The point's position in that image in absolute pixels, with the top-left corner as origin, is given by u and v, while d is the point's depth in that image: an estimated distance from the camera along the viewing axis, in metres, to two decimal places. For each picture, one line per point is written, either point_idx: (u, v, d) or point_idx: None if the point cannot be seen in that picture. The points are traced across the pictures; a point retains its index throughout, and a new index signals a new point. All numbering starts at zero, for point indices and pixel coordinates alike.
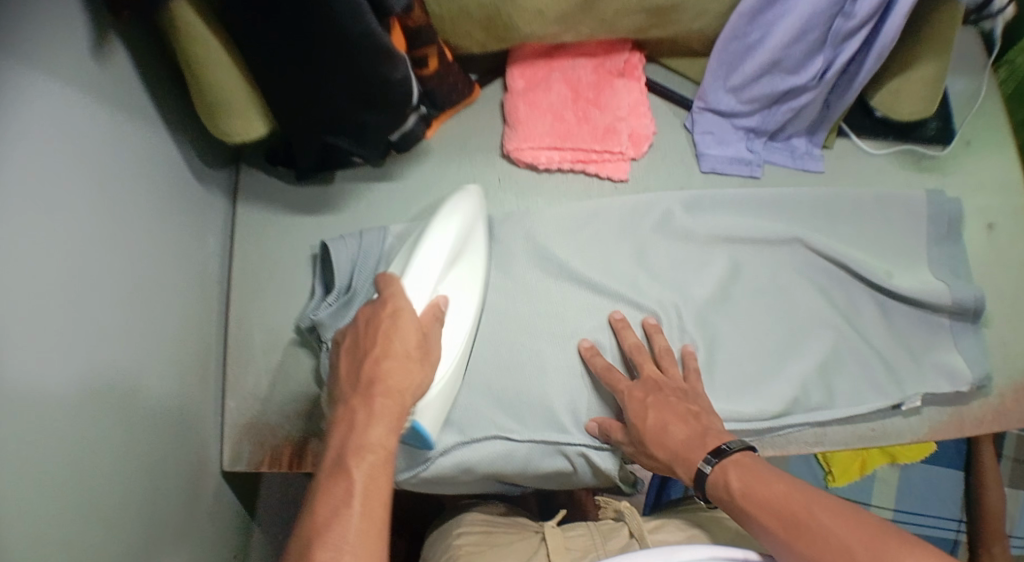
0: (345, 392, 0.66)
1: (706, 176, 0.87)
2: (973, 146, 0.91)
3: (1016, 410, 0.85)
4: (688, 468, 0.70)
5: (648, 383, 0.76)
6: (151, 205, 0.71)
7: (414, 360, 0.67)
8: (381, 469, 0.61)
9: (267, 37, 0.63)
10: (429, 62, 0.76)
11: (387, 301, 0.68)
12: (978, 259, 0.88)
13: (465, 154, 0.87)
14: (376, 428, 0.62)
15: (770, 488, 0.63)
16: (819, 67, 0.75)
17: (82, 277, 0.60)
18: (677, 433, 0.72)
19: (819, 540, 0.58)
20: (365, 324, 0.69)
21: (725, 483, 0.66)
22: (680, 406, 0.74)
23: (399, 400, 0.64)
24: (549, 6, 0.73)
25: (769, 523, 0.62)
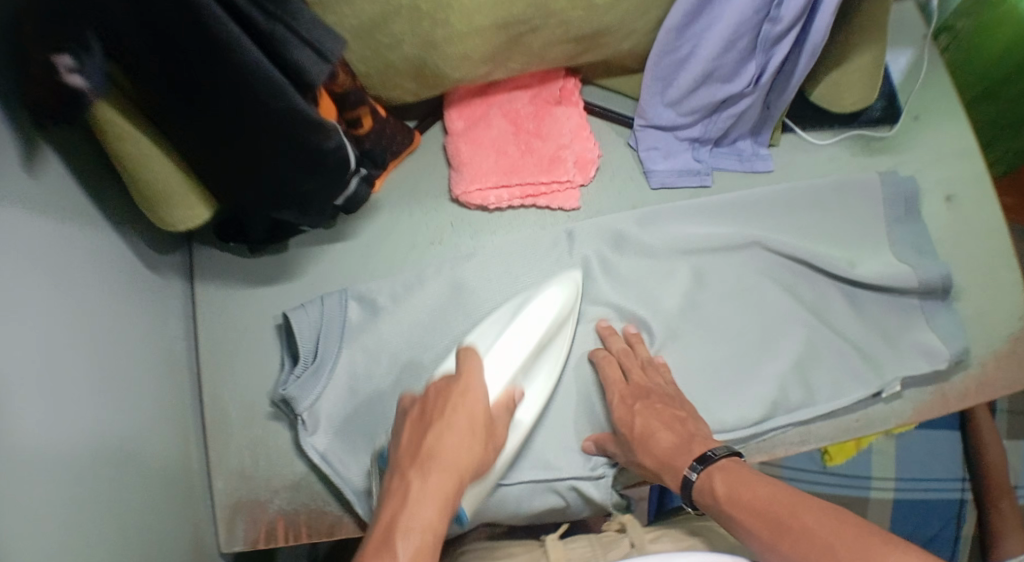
0: (401, 462, 0.63)
1: (658, 191, 0.86)
2: (922, 120, 0.90)
3: (998, 378, 0.86)
4: (676, 475, 0.70)
5: (636, 389, 0.77)
6: (106, 305, 0.70)
7: (476, 441, 0.64)
8: (427, 549, 0.56)
9: (195, 112, 0.62)
10: (363, 122, 0.75)
11: (459, 377, 0.69)
12: (941, 233, 0.88)
13: (415, 201, 0.86)
14: (426, 506, 0.58)
15: (755, 491, 0.63)
16: (754, 72, 0.74)
17: (60, 394, 0.60)
18: (663, 441, 0.72)
19: (805, 540, 0.57)
20: (433, 391, 0.68)
21: (711, 488, 0.66)
22: (666, 412, 0.74)
23: (456, 479, 0.61)
24: (475, 51, 0.73)
25: (754, 526, 0.61)
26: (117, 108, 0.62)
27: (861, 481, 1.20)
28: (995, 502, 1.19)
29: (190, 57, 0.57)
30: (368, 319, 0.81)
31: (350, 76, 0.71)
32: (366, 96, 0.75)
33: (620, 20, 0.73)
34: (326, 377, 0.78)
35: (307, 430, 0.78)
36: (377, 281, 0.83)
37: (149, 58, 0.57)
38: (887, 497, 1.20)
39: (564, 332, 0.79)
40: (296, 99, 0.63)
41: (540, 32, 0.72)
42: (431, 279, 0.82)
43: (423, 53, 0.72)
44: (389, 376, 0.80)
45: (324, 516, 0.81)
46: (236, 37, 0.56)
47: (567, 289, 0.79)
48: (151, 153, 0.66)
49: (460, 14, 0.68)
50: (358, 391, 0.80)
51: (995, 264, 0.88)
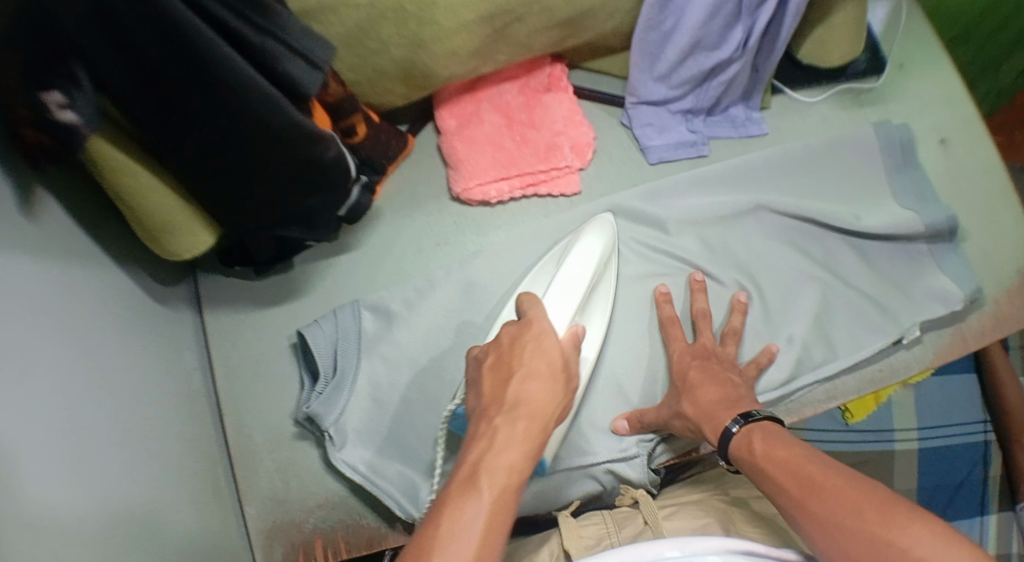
0: (484, 408, 0.61)
1: (657, 167, 0.85)
2: (908, 68, 0.91)
3: (1012, 313, 0.87)
4: (715, 426, 0.69)
5: (699, 349, 0.77)
6: (116, 344, 0.69)
7: (555, 389, 0.63)
8: (510, 489, 0.54)
9: (193, 136, 0.62)
10: (357, 130, 0.75)
11: (531, 322, 0.67)
12: (940, 175, 0.88)
13: (416, 204, 0.85)
14: (515, 450, 0.56)
15: (794, 452, 0.61)
16: (740, 36, 0.75)
17: (84, 439, 0.59)
18: (709, 394, 0.72)
19: (831, 498, 0.56)
20: (509, 339, 0.66)
21: (749, 445, 0.65)
22: (722, 374, 0.75)
23: (541, 426, 0.60)
24: (461, 47, 0.72)
25: (783, 483, 0.59)
26: (112, 144, 0.61)
27: (884, 435, 1.21)
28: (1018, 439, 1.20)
29: (182, 78, 0.57)
30: (383, 328, 0.81)
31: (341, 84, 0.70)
32: (358, 104, 0.74)
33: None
34: (348, 391, 0.78)
35: (336, 445, 0.77)
36: (388, 288, 0.82)
37: (139, 85, 0.56)
38: (911, 447, 1.20)
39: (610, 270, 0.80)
40: (291, 109, 0.62)
41: (524, 20, 0.72)
42: (442, 281, 0.82)
43: (410, 53, 0.71)
44: (412, 382, 0.80)
45: (362, 530, 0.80)
46: (229, 55, 0.56)
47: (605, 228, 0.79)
48: (149, 184, 0.66)
49: (444, 9, 0.67)
50: (383, 400, 0.79)
51: (997, 201, 0.88)
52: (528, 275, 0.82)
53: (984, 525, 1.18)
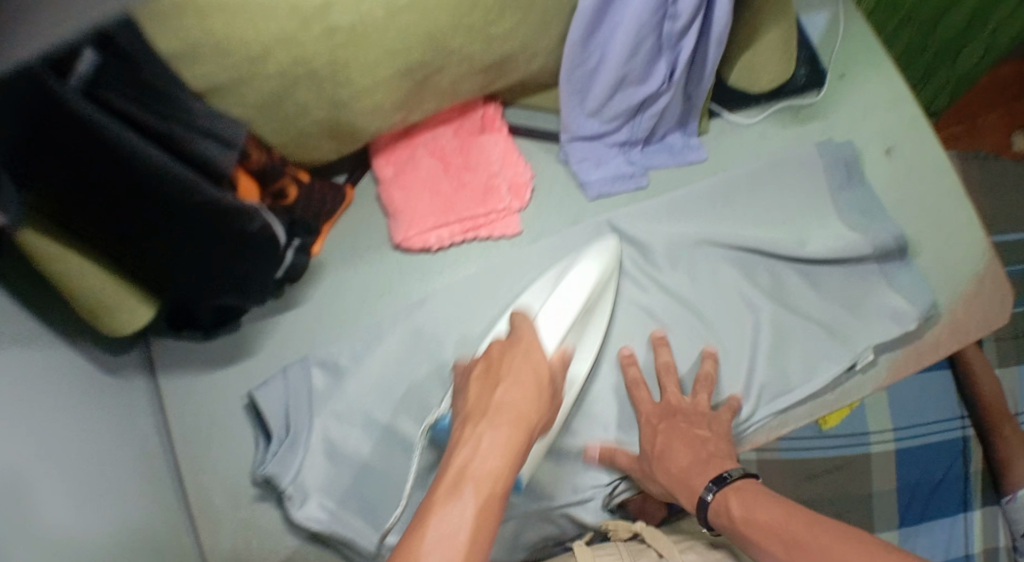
0: (468, 415, 0.62)
1: (596, 202, 0.85)
2: (849, 78, 0.90)
3: (971, 318, 0.87)
4: (691, 494, 0.71)
5: (665, 408, 0.77)
6: (76, 417, 0.69)
7: (538, 398, 0.63)
8: (495, 497, 0.55)
9: (120, 220, 0.61)
10: (288, 191, 0.75)
11: (518, 339, 0.69)
12: (885, 185, 0.88)
13: (359, 255, 0.85)
14: (496, 459, 0.57)
15: (773, 511, 0.64)
16: (665, 69, 0.73)
17: (55, 521, 0.60)
18: (681, 458, 0.73)
19: (818, 557, 0.59)
20: (497, 354, 0.68)
21: (727, 510, 0.67)
22: (690, 431, 0.75)
23: (525, 433, 0.60)
24: (385, 102, 0.72)
25: (769, 546, 0.62)
26: (42, 233, 0.61)
27: (861, 438, 1.19)
28: (998, 428, 1.20)
29: (92, 166, 0.55)
30: (332, 384, 0.81)
31: (264, 151, 0.70)
32: (286, 167, 0.74)
33: (522, 43, 0.72)
34: (303, 450, 0.78)
35: (297, 505, 0.76)
36: (335, 344, 0.82)
37: (72, 168, 0.55)
38: (888, 449, 1.19)
39: (608, 294, 0.80)
40: (205, 189, 0.61)
41: (445, 69, 0.72)
42: (389, 332, 0.82)
43: (333, 113, 0.71)
44: (365, 436, 0.80)
45: None
46: (136, 145, 0.55)
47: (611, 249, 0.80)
48: (82, 268, 0.65)
49: (359, 71, 0.67)
50: (337, 455, 0.79)
51: (946, 206, 0.87)
52: (476, 320, 0.82)
53: (967, 521, 1.20)
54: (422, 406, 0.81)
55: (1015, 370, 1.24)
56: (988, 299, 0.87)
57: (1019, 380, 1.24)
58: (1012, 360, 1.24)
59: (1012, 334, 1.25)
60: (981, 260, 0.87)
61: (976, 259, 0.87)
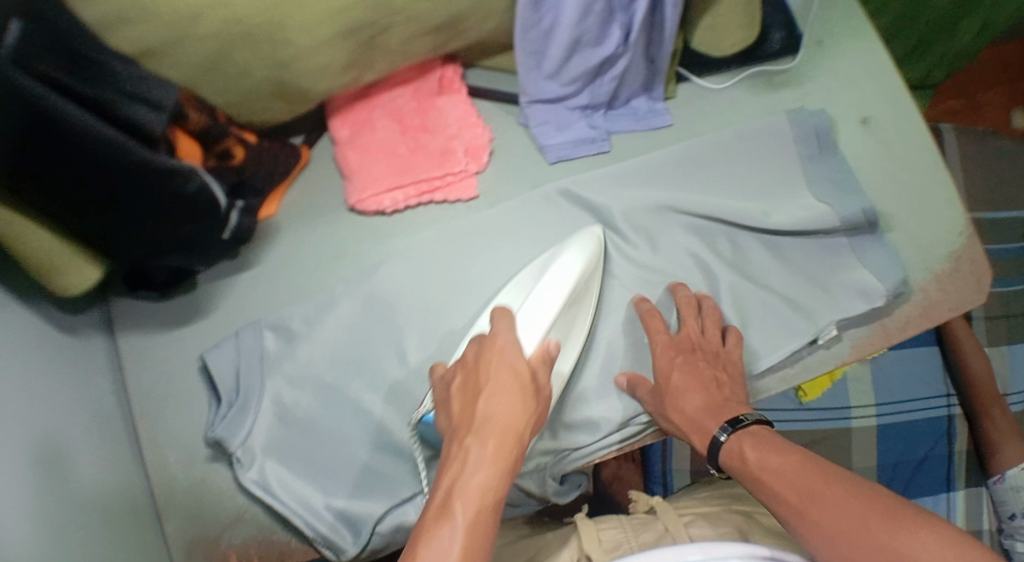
0: (455, 428, 0.63)
1: (557, 165, 0.82)
2: (826, 46, 0.86)
3: (944, 300, 0.83)
4: (703, 435, 0.72)
5: (682, 342, 0.77)
6: (33, 373, 0.69)
7: (523, 401, 0.64)
8: (485, 512, 0.57)
9: (54, 179, 0.60)
10: (234, 152, 0.74)
11: (495, 338, 0.69)
12: (858, 157, 0.84)
13: (314, 218, 0.83)
14: (485, 473, 0.59)
15: (787, 459, 0.64)
16: (620, 33, 0.72)
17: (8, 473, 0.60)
18: (694, 400, 0.73)
19: (829, 505, 0.59)
20: (473, 358, 0.68)
21: (741, 452, 0.68)
22: (706, 371, 0.75)
23: (512, 442, 0.61)
24: (330, 61, 0.70)
25: (782, 492, 0.62)
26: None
27: (840, 413, 1.17)
28: (985, 410, 1.16)
29: (37, 141, 0.56)
30: (285, 347, 0.80)
31: (206, 111, 0.69)
32: (230, 128, 0.73)
33: (473, 2, 0.70)
34: (254, 411, 0.78)
35: (246, 467, 0.77)
36: (289, 307, 0.80)
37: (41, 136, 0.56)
38: (869, 426, 1.16)
39: (595, 283, 0.78)
40: (132, 147, 0.59)
41: (392, 29, 0.69)
42: (343, 296, 0.80)
43: (276, 73, 0.69)
44: (316, 401, 0.79)
45: (274, 542, 0.82)
46: (58, 104, 0.55)
47: (594, 240, 0.78)
48: (28, 230, 0.63)
49: (299, 27, 0.65)
50: (288, 418, 0.79)
51: (925, 178, 0.84)
52: (432, 285, 0.80)
53: (950, 501, 1.17)
54: (375, 373, 0.79)
55: (1005, 351, 1.20)
56: (963, 284, 0.83)
57: (1010, 362, 1.19)
58: (1003, 339, 1.20)
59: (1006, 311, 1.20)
60: (957, 239, 0.84)
61: (952, 239, 0.84)
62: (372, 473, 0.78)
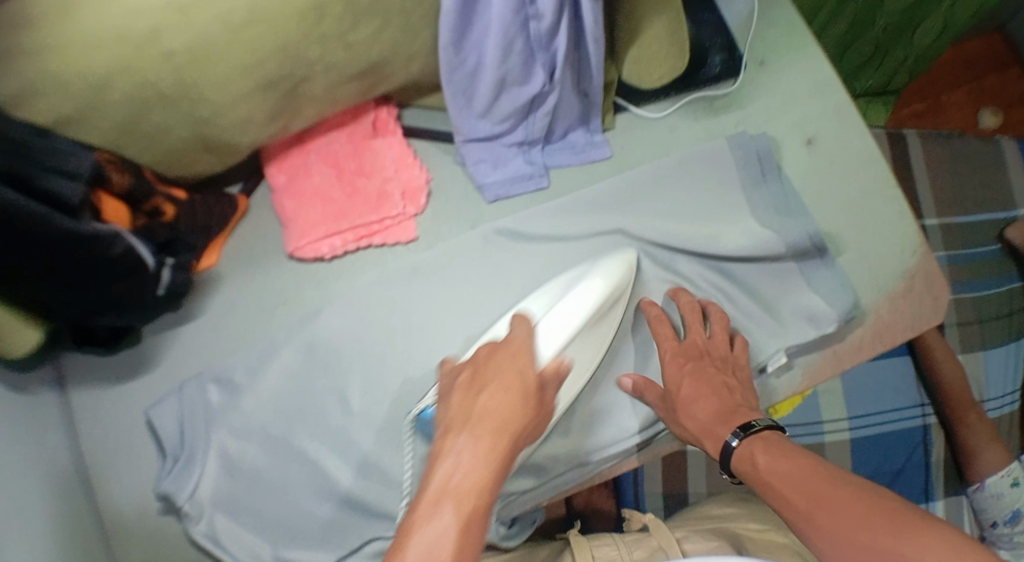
0: (451, 422, 0.61)
1: (496, 205, 0.83)
2: (769, 65, 0.85)
3: (898, 321, 0.81)
4: (716, 442, 0.70)
5: (690, 348, 0.76)
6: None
7: (525, 406, 0.62)
8: (475, 511, 0.55)
9: None
10: (164, 209, 0.73)
11: (510, 340, 0.68)
12: (802, 179, 0.83)
13: (255, 266, 0.83)
14: (478, 471, 0.57)
15: (796, 463, 0.62)
16: (545, 72, 0.70)
17: None
18: (706, 406, 0.72)
19: (837, 510, 0.56)
20: (483, 355, 0.67)
21: (750, 457, 0.65)
22: (716, 378, 0.74)
23: (508, 443, 0.60)
24: (252, 115, 0.69)
25: (789, 494, 0.60)
26: None
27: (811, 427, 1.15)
28: (959, 418, 1.14)
29: None
30: (229, 399, 0.80)
31: (128, 171, 0.68)
32: (157, 185, 0.72)
33: (392, 47, 0.69)
34: (199, 466, 0.77)
35: (195, 521, 0.77)
36: (232, 358, 0.81)
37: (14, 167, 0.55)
38: (842, 439, 1.14)
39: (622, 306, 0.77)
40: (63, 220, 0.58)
41: (314, 79, 0.68)
42: (285, 345, 0.80)
43: (198, 130, 0.68)
44: (263, 451, 0.79)
45: None
46: None
47: (624, 265, 0.76)
48: None
49: (213, 86, 0.63)
50: (235, 470, 0.78)
51: (877, 196, 0.82)
52: (375, 330, 0.80)
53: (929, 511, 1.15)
54: (320, 420, 0.79)
55: (981, 356, 1.17)
56: (917, 302, 0.81)
57: (986, 366, 1.17)
58: (977, 345, 1.17)
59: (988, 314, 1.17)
60: (910, 257, 0.81)
61: (905, 258, 0.81)
62: (320, 522, 0.78)
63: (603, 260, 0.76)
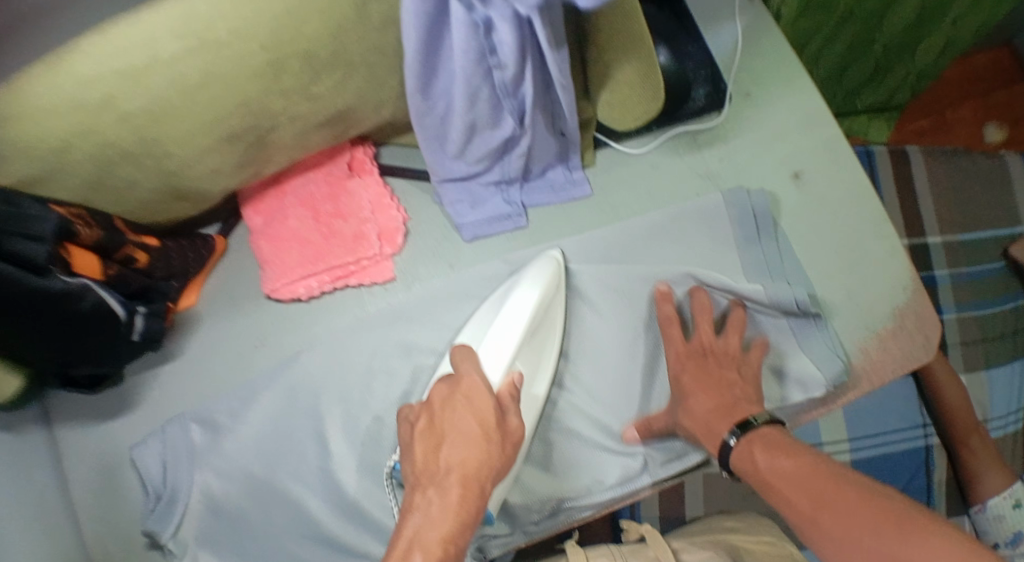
0: (416, 479, 0.61)
1: (474, 244, 0.82)
2: (756, 97, 0.83)
3: (887, 363, 0.78)
4: (715, 438, 0.69)
5: (696, 346, 0.75)
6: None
7: (489, 448, 0.61)
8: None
9: None
10: (137, 255, 0.72)
11: (461, 380, 0.66)
12: (787, 213, 0.81)
13: (234, 306, 0.83)
14: (445, 525, 0.56)
15: (797, 463, 0.61)
16: (514, 117, 0.68)
17: None
18: (705, 401, 0.71)
19: (844, 512, 0.55)
20: (438, 401, 0.65)
21: (751, 456, 0.65)
22: (720, 376, 0.73)
23: (476, 494, 0.59)
24: (221, 165, 0.69)
25: (793, 497, 0.59)
26: None
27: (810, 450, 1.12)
28: (963, 441, 1.09)
29: None
30: (211, 440, 0.80)
31: (96, 224, 0.67)
32: (129, 235, 0.71)
33: (358, 95, 0.68)
34: (182, 505, 0.77)
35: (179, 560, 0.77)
36: (212, 399, 0.81)
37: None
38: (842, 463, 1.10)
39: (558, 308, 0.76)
40: (29, 279, 0.58)
41: (280, 128, 0.67)
42: (265, 387, 0.80)
43: (166, 180, 0.68)
44: (243, 492, 0.78)
45: None
46: None
47: (551, 267, 0.76)
48: None
49: (175, 141, 0.63)
50: (218, 508, 0.78)
51: (865, 231, 0.80)
52: (353, 375, 0.80)
53: None
54: (298, 462, 0.79)
55: (986, 377, 1.12)
56: (908, 341, 0.78)
57: (989, 387, 1.12)
58: (980, 365, 1.12)
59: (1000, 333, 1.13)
60: (901, 293, 0.79)
61: (896, 293, 0.79)
62: None
63: (533, 270, 0.75)
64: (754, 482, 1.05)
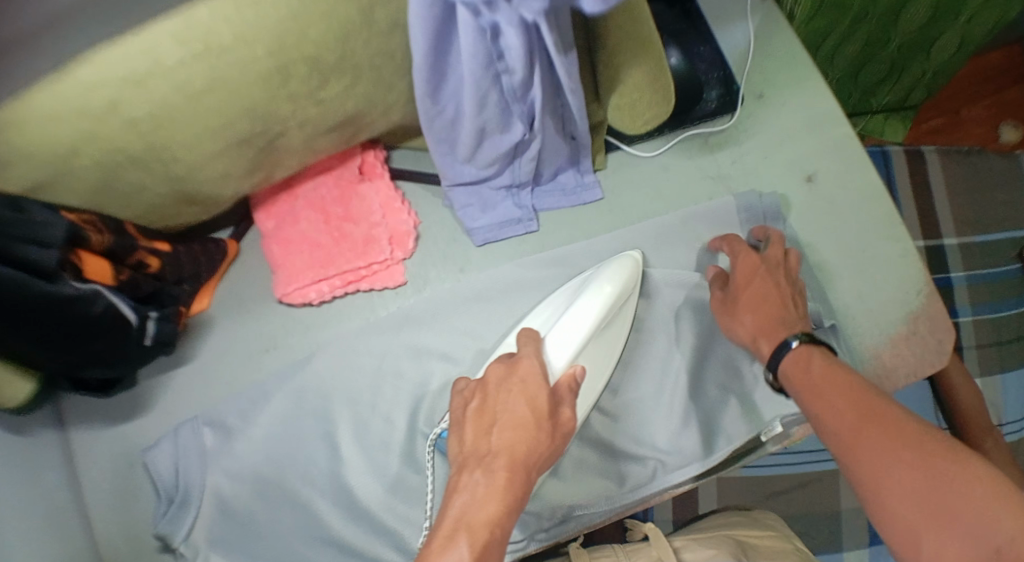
0: (463, 458, 0.60)
1: (484, 248, 0.82)
2: (768, 98, 0.82)
3: (899, 367, 0.77)
4: (772, 343, 0.69)
5: (770, 258, 0.74)
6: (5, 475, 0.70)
7: (538, 435, 0.60)
8: (490, 545, 0.54)
9: None
10: (149, 260, 0.73)
11: (519, 362, 0.65)
12: (799, 216, 0.80)
13: (245, 310, 0.84)
14: (491, 506, 0.55)
15: (854, 383, 0.61)
16: (523, 121, 0.67)
17: None
18: (771, 308, 0.71)
19: (894, 435, 0.56)
20: (494, 381, 0.64)
21: (806, 362, 0.65)
22: (787, 291, 0.72)
23: (522, 476, 0.58)
24: (230, 170, 0.69)
25: (843, 410, 0.60)
26: None
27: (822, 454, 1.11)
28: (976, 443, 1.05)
29: None
30: (223, 443, 0.80)
31: (108, 230, 0.67)
32: (140, 240, 0.72)
33: (366, 100, 0.68)
34: (194, 508, 0.78)
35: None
36: (224, 402, 0.81)
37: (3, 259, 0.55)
38: None
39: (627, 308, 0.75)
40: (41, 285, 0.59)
41: (289, 133, 0.68)
42: (276, 391, 0.80)
43: (177, 186, 0.68)
44: (254, 494, 0.78)
45: None
46: None
47: (627, 267, 0.74)
48: None
49: (184, 147, 0.63)
50: (229, 511, 0.78)
51: (878, 234, 0.79)
52: (364, 379, 0.80)
53: None
54: (308, 466, 0.79)
55: (1003, 380, 1.10)
56: (921, 346, 0.77)
57: (1006, 390, 1.10)
58: (995, 369, 1.10)
59: (1016, 335, 1.11)
60: (914, 297, 0.78)
61: (910, 297, 0.78)
62: None
63: (609, 267, 0.74)
64: (765, 485, 1.04)
